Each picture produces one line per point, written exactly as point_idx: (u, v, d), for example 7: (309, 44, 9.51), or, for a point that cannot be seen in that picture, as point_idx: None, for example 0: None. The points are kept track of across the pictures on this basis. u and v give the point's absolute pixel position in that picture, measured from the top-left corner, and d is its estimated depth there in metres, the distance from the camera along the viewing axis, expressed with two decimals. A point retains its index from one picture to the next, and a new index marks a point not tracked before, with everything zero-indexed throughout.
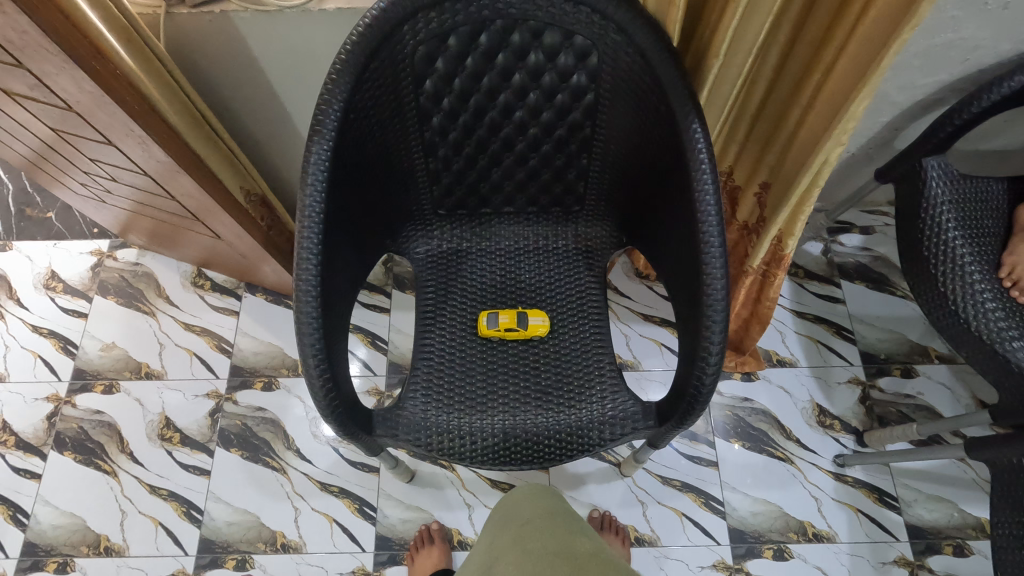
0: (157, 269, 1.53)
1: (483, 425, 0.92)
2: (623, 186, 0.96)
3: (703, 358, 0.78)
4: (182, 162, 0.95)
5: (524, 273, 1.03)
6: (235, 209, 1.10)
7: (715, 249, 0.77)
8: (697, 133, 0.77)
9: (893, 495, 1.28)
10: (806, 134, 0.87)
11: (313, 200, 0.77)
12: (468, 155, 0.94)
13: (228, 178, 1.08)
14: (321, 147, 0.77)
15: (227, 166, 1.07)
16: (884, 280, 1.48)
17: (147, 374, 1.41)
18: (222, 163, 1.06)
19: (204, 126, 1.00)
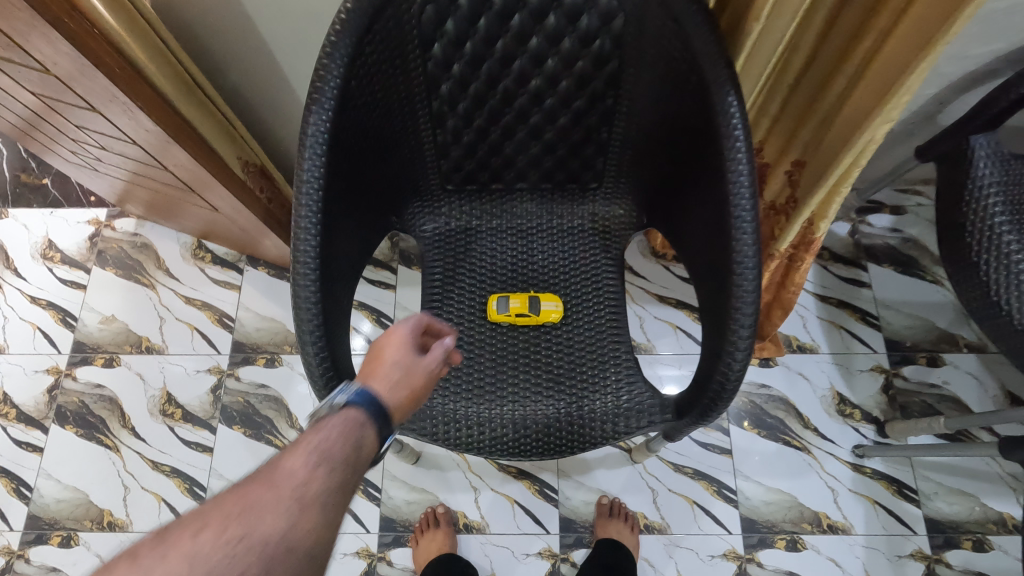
0: (156, 240, 1.47)
1: (492, 413, 0.88)
2: (645, 162, 0.89)
3: (729, 352, 0.73)
4: (172, 132, 0.89)
5: (537, 254, 0.97)
6: (234, 181, 1.05)
7: (748, 236, 0.70)
8: (732, 106, 0.69)
9: (913, 487, 1.24)
10: (850, 110, 0.79)
11: (311, 174, 0.71)
12: (480, 126, 0.87)
13: (225, 150, 1.02)
14: (319, 116, 0.71)
15: (222, 137, 1.01)
16: (914, 263, 1.40)
17: (147, 348, 1.38)
18: (216, 132, 1.00)
19: (195, 90, 0.93)
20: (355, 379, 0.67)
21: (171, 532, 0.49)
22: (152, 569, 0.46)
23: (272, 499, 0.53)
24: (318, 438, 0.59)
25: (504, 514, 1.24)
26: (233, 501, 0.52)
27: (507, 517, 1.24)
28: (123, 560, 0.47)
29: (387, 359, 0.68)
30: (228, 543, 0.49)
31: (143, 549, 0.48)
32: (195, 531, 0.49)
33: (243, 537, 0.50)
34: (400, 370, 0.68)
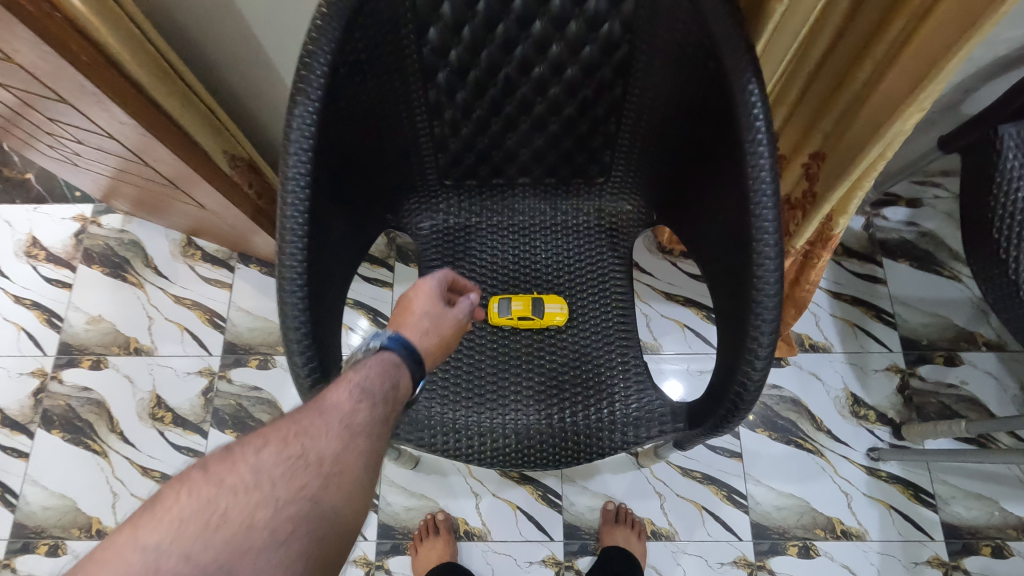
0: (144, 236, 1.42)
1: (493, 421, 0.83)
2: (655, 155, 0.84)
3: (748, 360, 0.68)
4: (150, 126, 0.84)
5: (540, 252, 0.92)
6: (220, 176, 1.00)
7: (770, 236, 0.65)
8: (753, 95, 0.64)
9: (930, 491, 1.19)
10: (878, 98, 0.74)
11: (297, 170, 0.66)
12: (479, 118, 0.82)
13: (211, 145, 0.98)
14: (306, 107, 0.65)
15: (208, 131, 0.97)
16: (931, 259, 1.35)
17: (136, 350, 1.33)
18: (201, 127, 0.95)
19: (174, 80, 0.88)
20: (387, 328, 0.71)
21: (236, 449, 0.55)
22: (223, 478, 0.52)
23: (323, 425, 0.58)
24: (358, 375, 0.63)
25: (506, 520, 1.20)
26: (288, 425, 0.58)
27: (509, 523, 1.19)
28: (195, 469, 0.53)
29: (416, 311, 0.73)
30: (287, 460, 0.55)
31: (213, 461, 0.54)
32: (257, 449, 0.55)
33: (299, 456, 0.56)
34: (429, 321, 0.73)
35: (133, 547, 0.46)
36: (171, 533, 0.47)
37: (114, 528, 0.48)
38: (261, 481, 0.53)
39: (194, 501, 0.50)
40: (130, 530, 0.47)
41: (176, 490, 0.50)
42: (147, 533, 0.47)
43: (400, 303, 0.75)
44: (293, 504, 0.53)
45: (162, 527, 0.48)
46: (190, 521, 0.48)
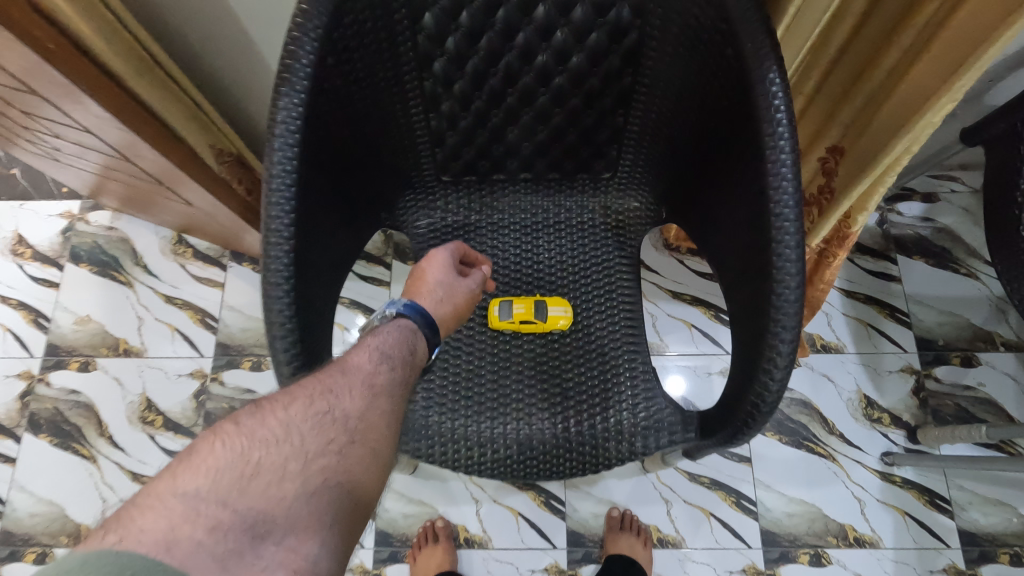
0: (133, 234, 1.38)
1: (493, 430, 0.79)
2: (665, 149, 0.79)
3: (765, 369, 0.63)
4: (129, 120, 0.79)
5: (544, 251, 0.87)
6: (203, 172, 0.96)
7: (791, 236, 0.60)
8: (775, 84, 0.59)
9: (946, 497, 1.15)
10: (907, 87, 0.69)
11: (283, 167, 0.61)
12: (479, 110, 0.77)
13: (196, 141, 0.94)
14: (291, 98, 0.60)
15: (195, 126, 0.93)
16: (948, 255, 1.30)
17: (125, 351, 1.29)
18: (186, 122, 0.91)
19: (155, 71, 0.84)
20: (402, 297, 0.73)
21: (265, 404, 0.55)
22: (254, 431, 0.52)
23: (347, 384, 0.59)
24: (378, 338, 0.65)
25: (508, 527, 1.16)
26: (312, 385, 0.58)
27: (511, 530, 1.16)
28: (226, 422, 0.53)
29: (430, 280, 0.74)
30: (314, 416, 0.55)
31: (243, 416, 0.54)
32: (285, 406, 0.55)
33: (325, 412, 0.56)
34: (443, 289, 0.74)
35: (172, 493, 0.46)
36: (209, 481, 0.47)
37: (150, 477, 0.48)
38: (292, 435, 0.53)
39: (228, 452, 0.50)
40: (167, 479, 0.47)
41: (209, 441, 0.51)
42: (185, 480, 0.47)
43: (415, 275, 0.76)
44: (322, 457, 0.53)
45: (199, 475, 0.48)
46: (227, 471, 0.49)
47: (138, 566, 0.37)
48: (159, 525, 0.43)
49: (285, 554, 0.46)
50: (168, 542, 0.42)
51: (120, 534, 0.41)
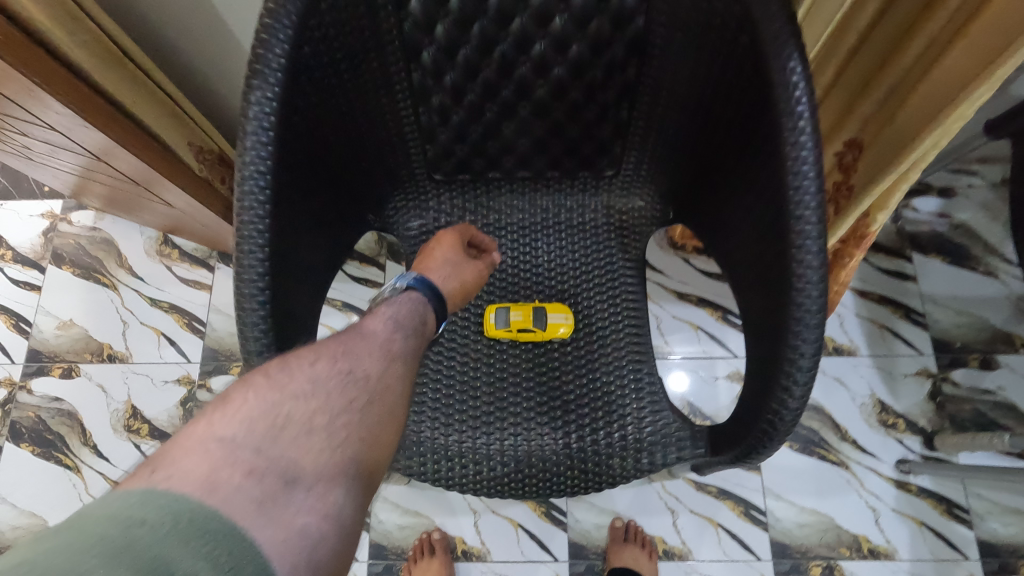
0: (117, 234, 1.32)
1: (489, 445, 0.74)
2: (673, 145, 0.74)
3: (783, 386, 0.58)
4: (93, 117, 0.74)
5: (543, 254, 0.82)
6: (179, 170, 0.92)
7: (812, 241, 0.55)
8: (795, 74, 0.53)
9: (964, 506, 1.10)
10: (939, 75, 0.64)
11: (256, 167, 0.55)
12: (472, 103, 0.71)
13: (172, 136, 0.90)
14: (263, 92, 0.54)
15: (169, 120, 0.89)
16: (965, 253, 1.25)
17: (109, 357, 1.24)
18: (160, 115, 0.86)
19: (123, 64, 0.78)
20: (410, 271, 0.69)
21: (291, 359, 0.53)
22: (284, 384, 0.51)
23: (370, 344, 0.57)
24: (389, 309, 0.62)
25: (507, 540, 1.11)
26: (335, 343, 0.56)
27: (510, 542, 1.11)
28: (257, 373, 0.52)
29: (438, 257, 0.72)
30: (339, 373, 0.54)
31: (273, 367, 0.52)
32: (311, 361, 0.53)
33: (350, 370, 0.54)
34: (450, 266, 0.71)
35: (207, 439, 0.46)
36: (242, 429, 0.47)
37: (186, 424, 0.48)
38: (319, 390, 0.52)
39: (258, 402, 0.49)
40: (204, 426, 0.47)
41: (242, 391, 0.50)
42: (220, 428, 0.47)
43: (422, 254, 0.75)
44: (348, 413, 0.52)
45: (233, 424, 0.47)
46: (258, 421, 0.48)
47: (190, 515, 0.39)
48: (197, 468, 0.43)
49: (315, 502, 0.46)
50: (205, 486, 0.42)
51: (161, 476, 0.42)
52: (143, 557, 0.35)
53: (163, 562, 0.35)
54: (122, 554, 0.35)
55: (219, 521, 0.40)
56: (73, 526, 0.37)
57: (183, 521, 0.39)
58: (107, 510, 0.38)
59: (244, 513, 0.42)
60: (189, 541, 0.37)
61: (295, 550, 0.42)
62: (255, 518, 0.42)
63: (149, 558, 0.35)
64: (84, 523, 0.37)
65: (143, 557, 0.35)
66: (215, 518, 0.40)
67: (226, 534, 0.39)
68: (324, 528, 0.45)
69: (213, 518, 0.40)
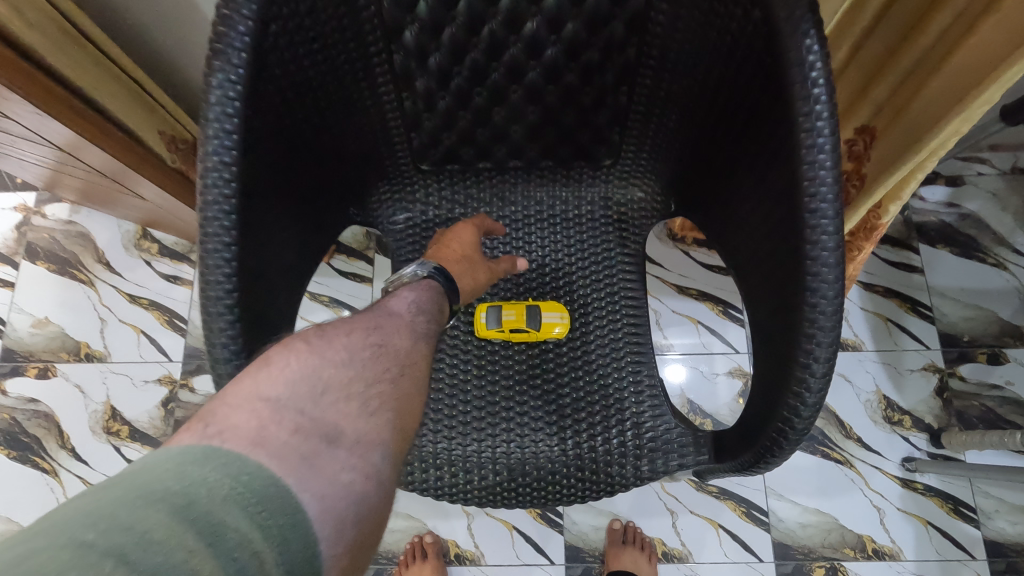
0: (93, 228, 1.27)
1: (481, 452, 0.70)
2: (675, 132, 0.69)
3: (794, 393, 0.54)
4: (46, 103, 0.69)
5: (537, 249, 0.77)
6: (144, 159, 0.87)
7: (829, 237, 0.51)
8: (812, 53, 0.49)
9: (970, 505, 1.07)
10: (964, 55, 0.59)
11: (219, 158, 0.50)
12: (459, 88, 0.66)
13: (138, 122, 0.85)
14: (226, 74, 0.49)
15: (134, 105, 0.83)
16: (974, 244, 1.21)
17: (87, 356, 1.19)
18: (124, 101, 0.81)
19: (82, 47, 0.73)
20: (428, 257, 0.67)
21: (329, 327, 0.51)
22: (323, 349, 0.49)
23: (397, 323, 0.56)
24: (410, 295, 0.60)
25: (501, 543, 1.08)
26: (364, 319, 0.54)
27: (504, 545, 1.08)
28: (297, 338, 0.50)
29: (455, 251, 0.69)
30: (372, 345, 0.52)
31: (310, 333, 0.50)
32: (345, 331, 0.52)
33: (382, 344, 0.52)
34: (462, 262, 0.68)
35: (251, 397, 0.43)
36: (285, 390, 0.45)
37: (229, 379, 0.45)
38: (356, 358, 0.50)
39: (301, 364, 0.47)
40: (248, 383, 0.44)
41: (283, 352, 0.47)
42: (264, 387, 0.44)
43: (437, 239, 0.72)
44: (382, 381, 0.50)
45: (276, 384, 0.45)
46: (301, 383, 0.46)
47: (249, 477, 0.37)
48: (245, 425, 0.40)
49: (358, 463, 0.43)
50: (253, 443, 0.39)
51: (210, 432, 0.39)
52: (201, 522, 0.33)
53: (221, 531, 0.33)
54: (183, 515, 0.33)
55: (276, 487, 0.37)
56: (136, 477, 0.34)
57: (244, 486, 0.36)
58: (168, 464, 0.35)
59: (293, 470, 0.39)
60: (248, 508, 0.35)
61: (340, 510, 0.40)
62: (303, 475, 0.39)
63: (207, 525, 0.33)
64: (146, 476, 0.35)
65: (202, 523, 0.33)
66: (272, 482, 0.37)
67: (282, 501, 0.37)
68: (366, 490, 0.43)
69: (269, 482, 0.37)
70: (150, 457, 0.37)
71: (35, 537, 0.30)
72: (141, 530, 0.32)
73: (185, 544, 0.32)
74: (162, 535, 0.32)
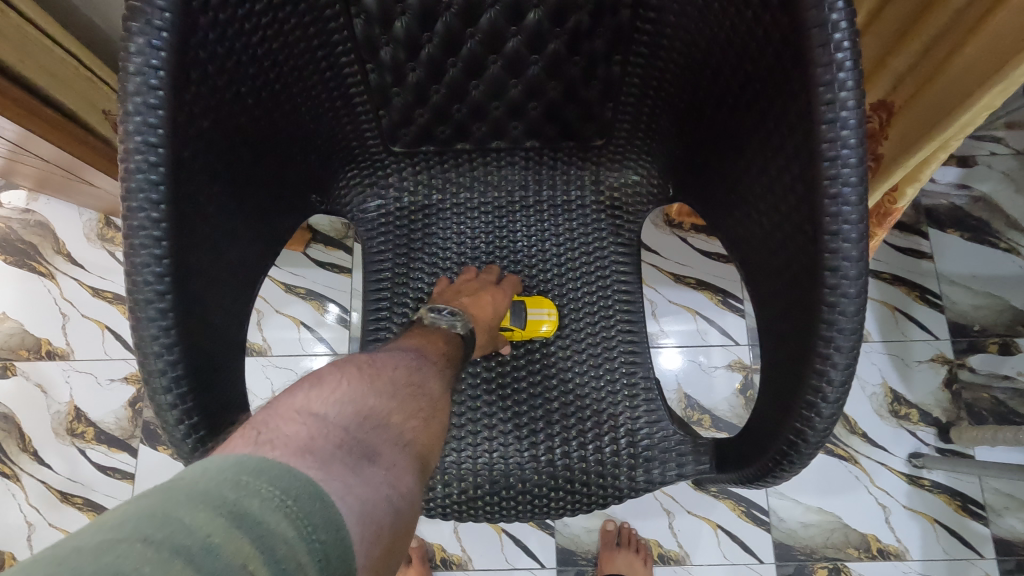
0: (52, 217, 1.18)
1: (461, 464, 0.65)
2: (674, 110, 0.63)
3: (807, 403, 0.48)
4: None
5: (523, 240, 0.71)
6: (81, 142, 0.81)
7: (851, 227, 0.44)
8: (835, 11, 0.42)
9: (980, 502, 1.03)
10: (1001, 20, 0.53)
11: (143, 138, 0.43)
12: (431, 58, 0.60)
13: (71, 98, 0.78)
14: (148, 38, 0.42)
15: (69, 83, 0.77)
16: (986, 227, 1.15)
17: (48, 353, 1.12)
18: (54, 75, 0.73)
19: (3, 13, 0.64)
20: (464, 311, 0.62)
21: (379, 358, 0.50)
22: (374, 378, 0.47)
23: (432, 364, 0.54)
24: (444, 349, 0.57)
25: (490, 547, 1.03)
26: (404, 357, 0.52)
27: (493, 549, 1.02)
28: (351, 362, 0.48)
29: (484, 320, 0.63)
30: (411, 383, 0.49)
31: (361, 360, 0.49)
32: (391, 365, 0.50)
33: (420, 384, 0.50)
34: (486, 337, 0.64)
35: (302, 413, 0.41)
36: (334, 409, 0.42)
37: (282, 393, 0.44)
38: (398, 392, 0.47)
39: (351, 389, 0.45)
40: (299, 399, 0.42)
41: (335, 374, 0.46)
42: (317, 405, 0.42)
43: (467, 276, 0.69)
44: (418, 417, 0.47)
45: (327, 403, 0.43)
46: (348, 405, 0.43)
47: (298, 490, 0.34)
48: (295, 436, 0.38)
49: (393, 480, 0.40)
50: (300, 450, 0.37)
51: (263, 440, 0.37)
52: (258, 530, 0.30)
53: (273, 542, 0.31)
54: (242, 523, 0.30)
55: (323, 499, 0.34)
56: (197, 479, 0.32)
57: (294, 498, 0.33)
58: (226, 472, 0.33)
59: (338, 478, 0.37)
60: (298, 521, 0.32)
61: (378, 516, 0.37)
62: (348, 481, 0.37)
63: (262, 534, 0.30)
64: (205, 482, 0.32)
65: (258, 531, 0.30)
66: (320, 493, 0.35)
67: (327, 514, 0.34)
68: (399, 502, 0.40)
69: (317, 494, 0.34)
70: (209, 462, 0.34)
71: (103, 534, 0.28)
72: (203, 533, 0.29)
73: (241, 550, 0.29)
74: (224, 540, 0.29)
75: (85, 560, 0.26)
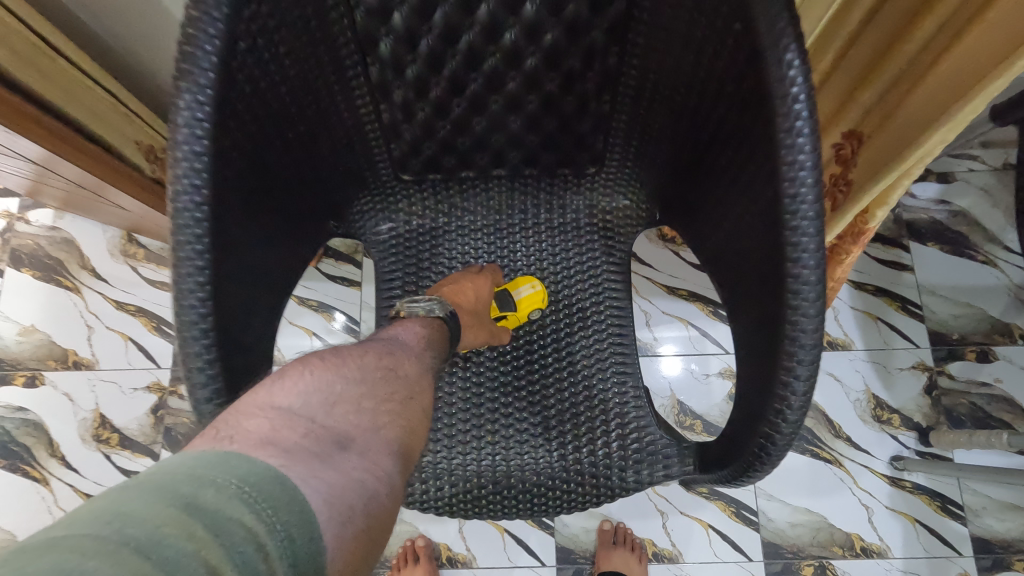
0: (78, 234, 1.25)
1: (466, 465, 0.71)
2: (659, 143, 0.69)
3: (775, 410, 0.54)
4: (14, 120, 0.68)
5: (522, 258, 0.77)
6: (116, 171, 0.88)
7: (810, 254, 0.50)
8: (793, 68, 0.48)
9: (959, 503, 1.08)
10: (948, 69, 0.60)
11: (189, 180, 0.49)
12: (438, 98, 0.66)
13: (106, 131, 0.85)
14: (193, 94, 0.48)
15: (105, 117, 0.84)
16: (964, 241, 1.20)
17: (75, 363, 1.18)
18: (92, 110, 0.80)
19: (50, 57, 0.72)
20: (445, 299, 0.68)
21: (344, 349, 0.55)
22: (337, 366, 0.52)
23: (407, 351, 0.59)
24: (427, 332, 0.64)
25: (493, 547, 1.08)
26: (377, 345, 0.58)
27: (497, 549, 1.08)
28: (313, 356, 0.52)
29: (466, 303, 0.70)
30: (381, 366, 0.55)
31: (325, 353, 0.53)
32: (358, 355, 0.55)
33: (391, 367, 0.56)
34: (472, 317, 0.70)
35: (265, 407, 0.45)
36: (297, 400, 0.47)
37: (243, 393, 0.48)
38: (367, 378, 0.52)
39: (314, 379, 0.49)
40: (262, 394, 0.47)
41: (297, 366, 0.50)
42: (280, 398, 0.47)
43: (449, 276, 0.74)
44: (391, 400, 0.52)
45: (290, 396, 0.47)
46: (312, 395, 0.48)
47: (254, 478, 0.37)
48: (256, 430, 0.43)
49: (368, 466, 0.46)
50: (260, 442, 0.41)
51: (223, 437, 0.41)
52: (211, 517, 0.34)
53: (229, 525, 0.34)
54: (193, 512, 0.33)
55: (286, 483, 0.39)
56: (149, 480, 0.35)
57: (250, 485, 0.37)
58: (179, 469, 0.36)
59: (301, 464, 0.41)
60: (252, 504, 0.36)
61: (349, 500, 0.42)
62: (312, 467, 0.42)
63: (214, 520, 0.34)
64: (158, 480, 0.35)
65: (208, 517, 0.33)
66: (280, 480, 0.39)
67: (289, 499, 0.38)
68: (374, 488, 0.45)
69: (278, 481, 0.38)
70: (163, 462, 0.37)
71: (57, 532, 0.30)
72: (155, 524, 0.32)
73: (195, 535, 0.32)
74: (175, 528, 0.32)
75: (32, 558, 0.28)
